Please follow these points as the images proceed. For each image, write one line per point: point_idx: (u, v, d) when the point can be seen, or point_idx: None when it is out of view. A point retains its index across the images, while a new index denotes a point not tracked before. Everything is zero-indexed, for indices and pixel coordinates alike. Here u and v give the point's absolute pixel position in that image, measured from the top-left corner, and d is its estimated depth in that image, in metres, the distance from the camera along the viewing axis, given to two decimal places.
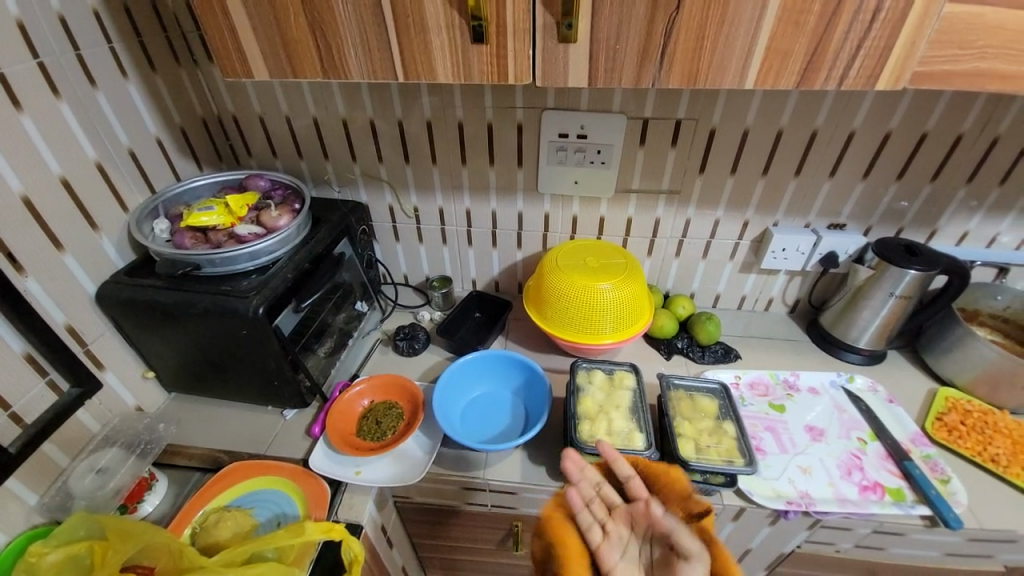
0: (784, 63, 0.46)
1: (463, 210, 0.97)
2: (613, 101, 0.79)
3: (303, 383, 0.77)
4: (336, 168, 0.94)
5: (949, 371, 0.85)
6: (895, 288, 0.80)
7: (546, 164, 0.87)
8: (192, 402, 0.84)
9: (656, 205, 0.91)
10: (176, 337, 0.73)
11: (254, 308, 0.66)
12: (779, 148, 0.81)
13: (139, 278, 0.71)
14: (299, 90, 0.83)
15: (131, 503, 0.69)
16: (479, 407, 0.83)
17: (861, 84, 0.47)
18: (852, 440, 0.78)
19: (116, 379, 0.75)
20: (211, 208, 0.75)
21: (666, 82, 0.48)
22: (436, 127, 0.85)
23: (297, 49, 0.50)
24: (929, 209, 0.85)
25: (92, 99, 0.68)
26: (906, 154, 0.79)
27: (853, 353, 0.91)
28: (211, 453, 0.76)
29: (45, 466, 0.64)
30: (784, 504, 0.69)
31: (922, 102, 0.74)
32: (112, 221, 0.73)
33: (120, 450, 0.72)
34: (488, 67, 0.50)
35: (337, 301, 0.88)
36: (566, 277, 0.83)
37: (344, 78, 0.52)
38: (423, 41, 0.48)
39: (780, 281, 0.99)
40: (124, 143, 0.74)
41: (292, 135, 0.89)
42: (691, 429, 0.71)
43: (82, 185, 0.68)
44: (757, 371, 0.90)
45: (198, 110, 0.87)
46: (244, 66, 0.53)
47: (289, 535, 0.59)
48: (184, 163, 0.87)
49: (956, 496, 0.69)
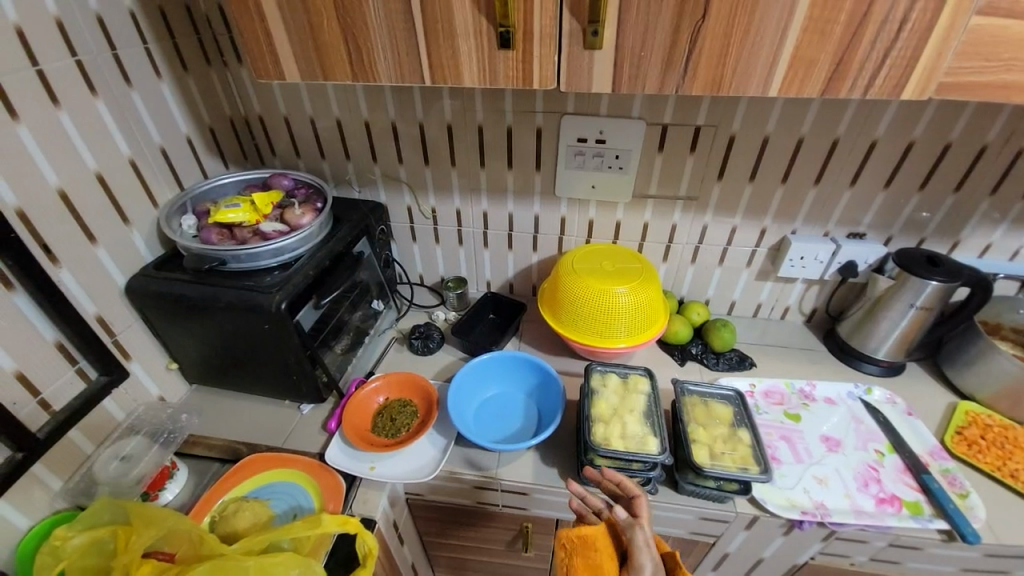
0: (809, 72, 0.46)
1: (480, 213, 0.98)
2: (632, 107, 0.80)
3: (321, 378, 0.79)
4: (357, 169, 0.95)
5: (970, 384, 0.84)
6: (915, 299, 0.79)
7: (564, 168, 0.88)
8: (212, 394, 0.86)
9: (673, 211, 0.91)
10: (200, 330, 0.74)
11: (277, 303, 0.67)
12: (798, 156, 0.81)
13: (167, 272, 0.73)
14: (323, 92, 0.85)
15: (153, 491, 0.70)
16: (492, 407, 0.83)
17: (886, 93, 0.47)
18: (869, 452, 0.77)
19: (142, 369, 0.77)
20: (237, 205, 0.77)
21: (690, 89, 0.49)
22: (455, 130, 0.87)
23: (328, 52, 0.52)
24: (952, 220, 0.84)
25: (127, 97, 0.71)
26: (929, 164, 0.79)
27: (871, 364, 0.90)
28: (230, 445, 0.78)
29: (70, 453, 0.66)
30: (798, 514, 0.69)
31: (947, 112, 0.73)
32: (142, 216, 0.75)
33: (144, 438, 0.74)
34: (514, 72, 0.51)
35: (355, 299, 0.89)
36: (582, 280, 0.83)
37: (372, 81, 0.53)
38: (451, 46, 0.50)
39: (797, 290, 0.98)
40: (156, 142, 0.77)
41: (316, 135, 0.91)
42: (705, 435, 0.71)
43: (115, 181, 0.70)
44: (772, 380, 0.89)
45: (226, 110, 0.89)
46: (277, 68, 0.54)
47: (305, 527, 0.60)
48: (212, 161, 0.89)
49: (975, 511, 0.68)
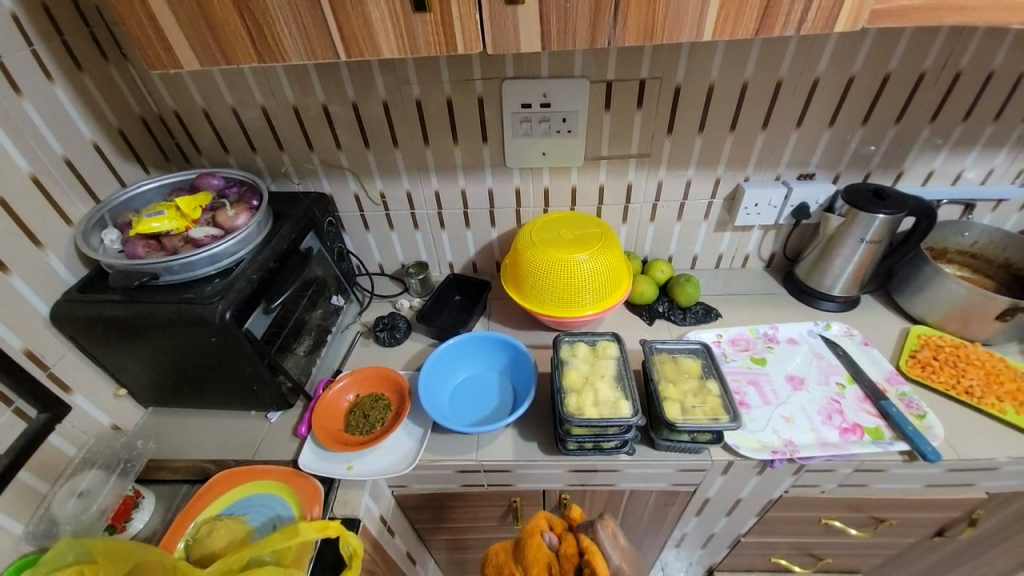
0: (741, 10, 0.44)
1: (431, 192, 0.94)
2: (574, 65, 0.76)
3: (285, 384, 0.76)
4: (294, 159, 0.89)
5: (921, 309, 0.87)
6: (865, 234, 0.80)
7: (512, 137, 0.85)
8: (171, 415, 0.82)
9: (627, 169, 0.90)
10: (142, 351, 0.70)
11: (221, 313, 0.63)
12: (744, 101, 0.80)
13: (95, 293, 0.68)
14: (242, 79, 0.78)
15: (119, 523, 0.67)
16: (466, 390, 0.82)
17: (819, 27, 0.45)
18: (831, 386, 0.80)
19: (87, 400, 0.72)
20: (161, 212, 0.71)
21: (622, 40, 0.47)
22: (393, 108, 0.82)
23: (226, 33, 0.47)
24: (896, 151, 0.85)
25: (18, 106, 0.63)
26: (870, 97, 0.79)
27: (829, 301, 0.93)
28: (196, 464, 0.75)
29: (24, 495, 0.62)
30: (769, 454, 0.71)
31: (884, 42, 0.73)
32: (56, 237, 0.68)
33: (101, 471, 0.70)
34: (435, 36, 0.47)
35: (311, 297, 0.85)
36: (541, 252, 0.82)
37: (282, 62, 0.49)
38: (361, 13, 0.45)
39: (755, 237, 0.99)
40: (59, 152, 0.69)
41: (242, 128, 0.85)
42: (676, 391, 0.72)
43: (20, 202, 0.63)
44: (737, 327, 0.91)
45: (136, 109, 0.81)
46: (171, 56, 0.48)
47: (282, 539, 0.58)
48: (130, 169, 0.82)
49: (933, 430, 0.72)
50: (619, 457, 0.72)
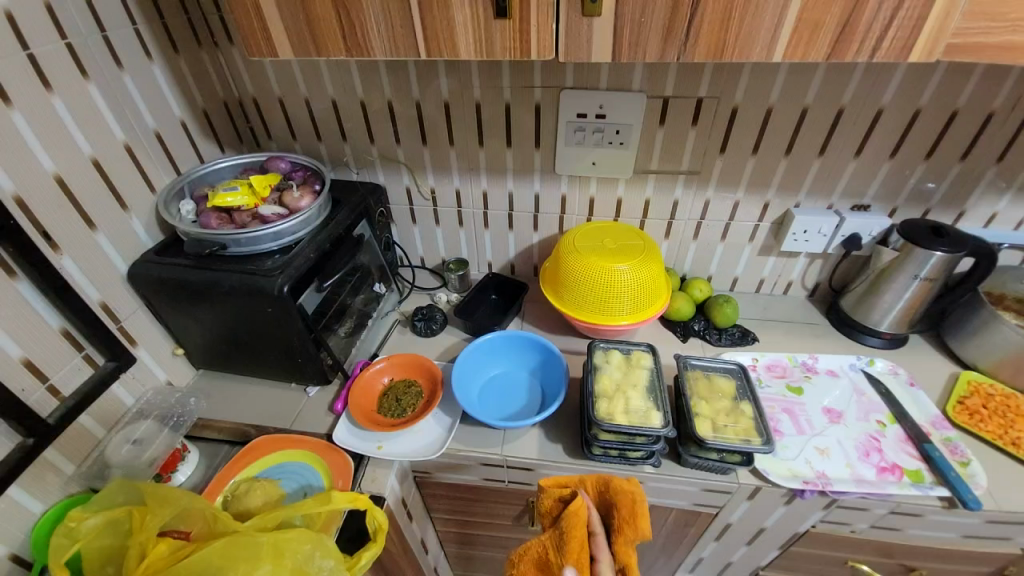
0: (814, 35, 0.45)
1: (479, 192, 0.97)
2: (632, 79, 0.78)
3: (326, 360, 0.80)
4: (354, 151, 0.94)
5: (973, 354, 0.84)
6: (920, 271, 0.78)
7: (564, 145, 0.87)
8: (219, 379, 0.87)
9: (674, 186, 0.90)
10: (204, 315, 0.75)
11: (279, 286, 0.67)
12: (802, 128, 0.79)
13: (168, 257, 0.73)
14: (317, 71, 0.83)
15: (165, 473, 0.72)
16: (496, 386, 0.84)
17: (893, 56, 0.46)
18: (871, 423, 0.78)
19: (149, 355, 0.78)
20: (235, 188, 0.76)
21: (692, 57, 0.48)
22: (453, 108, 0.85)
23: (321, 26, 0.51)
24: (958, 190, 0.83)
25: (119, 80, 0.70)
26: (935, 132, 0.77)
27: (875, 336, 0.90)
28: (238, 427, 0.79)
29: (84, 437, 0.68)
30: (801, 483, 0.70)
31: (953, 78, 0.71)
32: (141, 202, 0.75)
33: (155, 422, 0.75)
34: (511, 43, 0.50)
35: (356, 282, 0.89)
36: (583, 258, 0.83)
37: (367, 56, 0.52)
38: (445, 16, 0.48)
39: (800, 265, 0.98)
40: (151, 125, 0.76)
41: (311, 117, 0.90)
42: (708, 409, 0.71)
43: (112, 166, 0.70)
44: (775, 354, 0.90)
45: (219, 93, 0.88)
46: (268, 44, 0.53)
47: (316, 504, 0.61)
48: (208, 146, 0.88)
49: (976, 478, 0.69)
50: (643, 468, 0.72)
